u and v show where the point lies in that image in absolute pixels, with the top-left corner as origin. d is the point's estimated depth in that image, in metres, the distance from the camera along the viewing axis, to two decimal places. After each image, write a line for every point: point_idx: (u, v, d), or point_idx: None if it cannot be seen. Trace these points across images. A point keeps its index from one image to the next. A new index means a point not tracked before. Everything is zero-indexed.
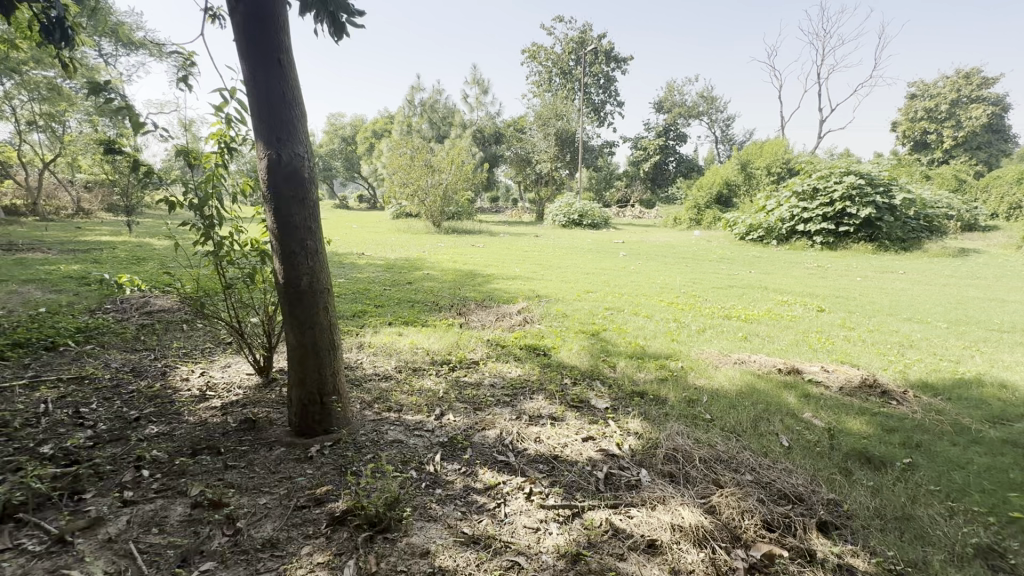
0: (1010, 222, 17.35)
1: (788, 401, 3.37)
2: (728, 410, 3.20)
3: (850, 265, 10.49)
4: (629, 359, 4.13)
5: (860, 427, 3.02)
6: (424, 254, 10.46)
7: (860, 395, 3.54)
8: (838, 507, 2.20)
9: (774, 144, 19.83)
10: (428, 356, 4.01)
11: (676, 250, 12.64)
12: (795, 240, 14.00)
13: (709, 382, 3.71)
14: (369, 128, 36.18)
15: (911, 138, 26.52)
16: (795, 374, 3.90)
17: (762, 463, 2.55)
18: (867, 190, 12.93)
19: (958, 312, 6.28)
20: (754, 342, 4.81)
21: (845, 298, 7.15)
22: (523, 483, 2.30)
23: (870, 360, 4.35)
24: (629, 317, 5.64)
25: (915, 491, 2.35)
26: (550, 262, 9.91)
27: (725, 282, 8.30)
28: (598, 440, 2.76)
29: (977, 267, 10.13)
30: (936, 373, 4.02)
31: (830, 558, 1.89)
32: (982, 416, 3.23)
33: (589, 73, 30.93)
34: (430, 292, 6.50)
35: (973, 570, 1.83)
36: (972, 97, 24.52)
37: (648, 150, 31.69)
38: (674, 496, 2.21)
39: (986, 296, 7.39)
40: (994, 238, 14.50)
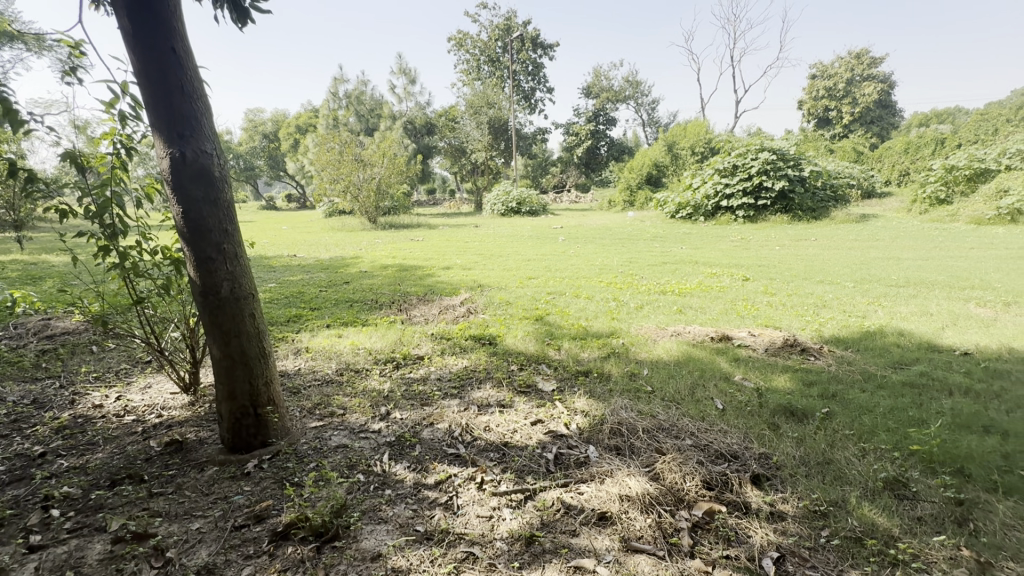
0: (901, 187, 19.27)
1: (721, 366, 3.59)
2: (667, 380, 3.36)
3: (769, 236, 11.25)
4: (573, 341, 4.23)
5: (785, 384, 3.26)
6: (361, 251, 10.09)
7: (783, 354, 3.82)
8: (768, 459, 2.37)
9: (696, 126, 20.83)
10: (370, 356, 3.90)
11: (611, 232, 13.03)
12: (720, 215, 14.82)
13: (648, 356, 3.86)
14: (291, 122, 34.33)
15: (816, 116, 28.70)
16: (725, 340, 4.14)
17: (700, 427, 2.69)
18: (780, 165, 13.90)
19: (863, 272, 6.90)
20: (689, 314, 5.06)
21: (766, 266, 7.66)
22: (475, 473, 2.29)
23: (790, 321, 4.71)
24: (571, 300, 5.76)
25: (833, 437, 2.57)
26: (492, 251, 9.90)
27: (659, 259, 8.66)
28: (546, 423, 2.80)
29: (876, 230, 11.18)
30: (846, 328, 4.42)
31: (763, 508, 2.03)
32: (886, 363, 3.59)
33: (517, 60, 30.94)
34: (369, 290, 6.29)
35: (883, 502, 2.03)
36: (865, 75, 26.74)
37: (580, 136, 32.34)
38: (621, 468, 2.29)
39: (885, 256, 8.17)
40: (888, 203, 16.03)
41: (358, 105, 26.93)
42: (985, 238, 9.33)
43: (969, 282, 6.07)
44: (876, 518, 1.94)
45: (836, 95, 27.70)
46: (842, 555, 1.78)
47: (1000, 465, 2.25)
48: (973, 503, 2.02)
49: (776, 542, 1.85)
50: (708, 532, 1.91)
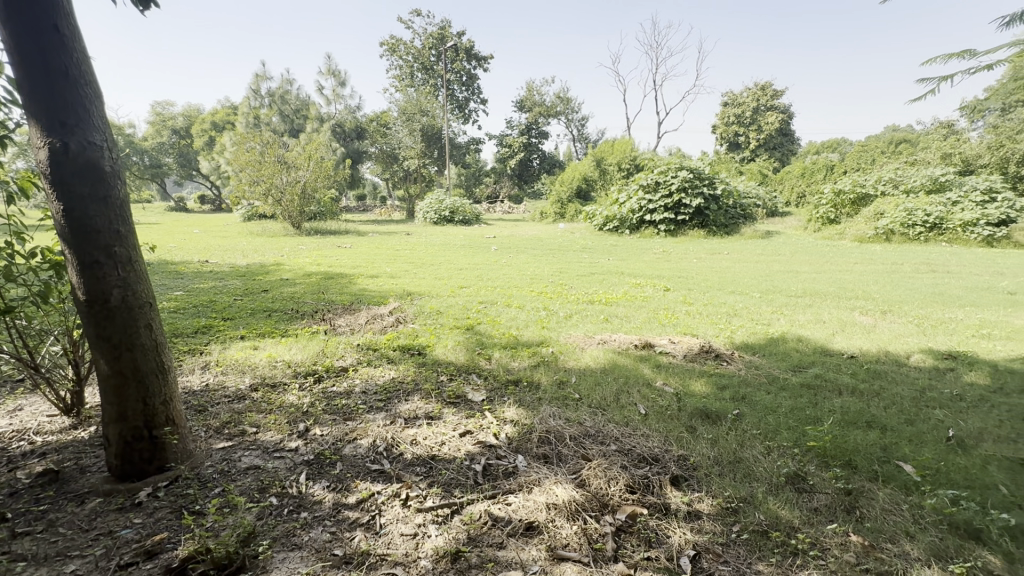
0: (799, 208, 21.39)
1: (644, 372, 3.75)
2: (594, 387, 3.44)
3: (688, 249, 12.01)
4: (503, 350, 4.23)
5: (700, 388, 3.46)
6: (283, 258, 9.52)
7: (700, 360, 4.06)
8: (686, 461, 2.49)
9: (622, 143, 21.87)
10: (289, 369, 3.65)
11: (542, 242, 13.30)
12: (644, 228, 15.61)
13: (577, 364, 3.94)
14: (207, 119, 31.95)
15: (727, 140, 31.22)
16: (648, 348, 4.34)
17: (624, 432, 2.78)
18: (697, 183, 14.94)
19: (767, 284, 7.53)
20: (615, 323, 5.25)
21: (685, 277, 8.15)
22: (399, 489, 2.20)
23: (706, 329, 5.03)
24: (503, 309, 5.78)
25: (743, 437, 2.75)
26: (424, 259, 9.73)
27: (588, 269, 8.95)
28: (475, 433, 2.76)
29: (779, 246, 12.30)
30: (754, 335, 4.80)
31: (681, 508, 2.13)
32: (787, 366, 3.93)
33: (451, 70, 30.98)
34: (290, 299, 5.94)
35: (785, 495, 2.20)
36: (768, 105, 29.33)
37: (513, 148, 32.86)
38: (548, 477, 2.30)
39: (787, 269, 9.00)
40: (788, 222, 17.72)
41: (282, 104, 25.62)
42: (866, 254, 10.56)
43: (854, 293, 6.82)
44: (779, 511, 2.09)
45: (744, 122, 30.32)
46: (750, 548, 1.89)
47: (880, 456, 2.52)
48: (859, 492, 2.24)
49: (692, 540, 1.93)
50: (630, 536, 1.97)
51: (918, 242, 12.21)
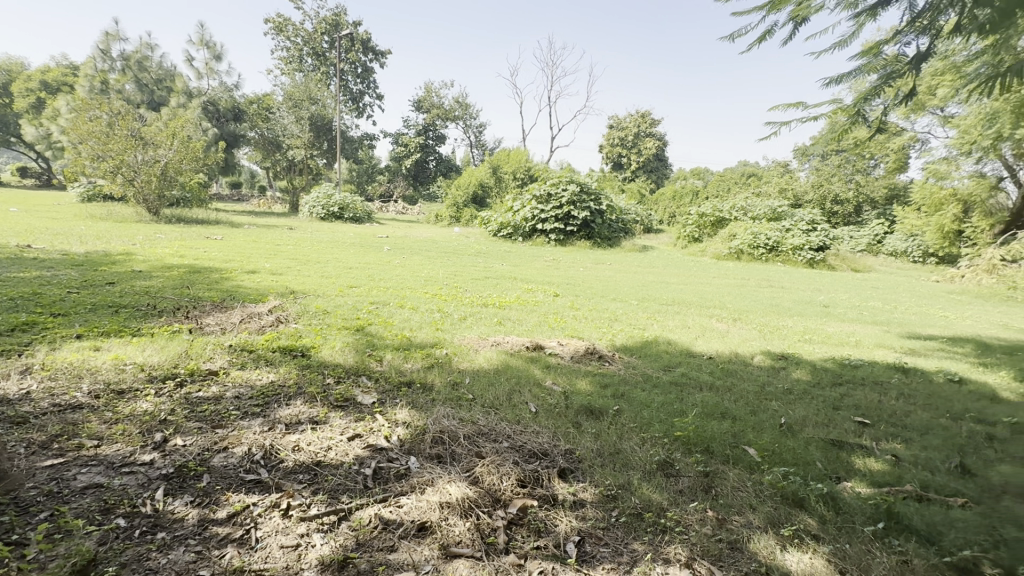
0: (669, 226, 23.85)
1: (534, 372, 3.90)
2: (487, 388, 3.50)
3: (575, 258, 12.74)
4: (395, 351, 4.11)
5: (585, 386, 3.70)
6: (135, 247, 8.24)
7: (585, 361, 4.34)
8: (572, 454, 2.65)
9: (518, 153, 22.58)
10: (142, 373, 3.17)
11: (437, 245, 13.19)
12: (536, 237, 16.24)
13: (471, 365, 3.98)
14: (34, 76, 26.58)
15: (612, 160, 33.78)
16: (538, 350, 4.53)
17: (515, 429, 2.87)
18: (584, 197, 15.95)
19: (644, 292, 8.30)
20: (508, 326, 5.39)
21: (572, 285, 8.64)
22: (279, 499, 2.04)
23: (590, 332, 5.38)
24: (395, 310, 5.62)
25: (622, 430, 3.00)
26: (309, 256, 9.09)
27: (482, 273, 9.07)
28: (365, 437, 2.65)
29: (654, 259, 13.59)
30: (632, 338, 5.25)
31: (567, 498, 2.26)
32: (658, 366, 4.37)
33: (345, 59, 29.47)
34: (145, 294, 5.16)
35: (657, 480, 2.45)
36: (647, 131, 32.36)
37: (409, 147, 32.15)
38: (441, 476, 2.29)
39: (660, 280, 9.98)
40: (661, 238, 19.65)
41: (139, 71, 22.26)
42: (722, 270, 12.14)
43: (713, 303, 7.80)
44: (651, 495, 2.31)
45: (627, 145, 33.06)
46: (627, 530, 2.07)
47: (731, 442, 2.92)
48: (714, 474, 2.56)
49: (577, 527, 2.06)
50: (521, 527, 2.04)
51: (761, 262, 14.33)
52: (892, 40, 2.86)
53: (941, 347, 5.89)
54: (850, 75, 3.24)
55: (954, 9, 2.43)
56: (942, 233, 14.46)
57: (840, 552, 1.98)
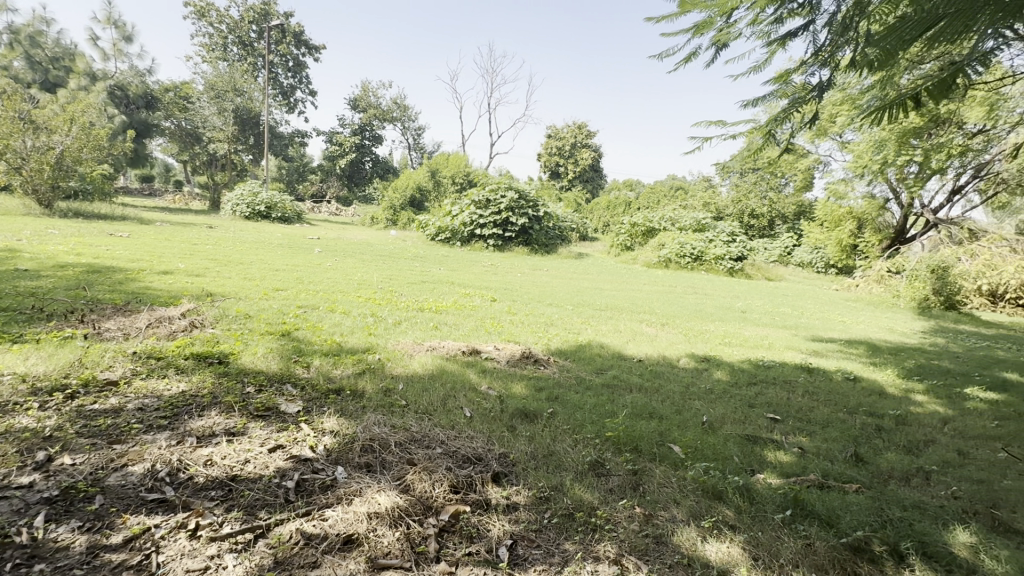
0: (603, 235, 24.72)
1: (470, 377, 3.87)
2: (421, 393, 3.42)
3: (513, 264, 12.85)
4: (323, 357, 3.91)
5: (520, 390, 3.72)
6: (21, 243, 7.29)
7: (520, 365, 4.36)
8: (506, 458, 2.64)
9: (457, 158, 22.51)
10: (23, 384, 2.79)
11: (372, 248, 12.81)
12: (474, 242, 16.21)
13: (404, 371, 3.87)
14: None
15: (549, 169, 34.52)
16: (474, 354, 4.50)
17: (449, 434, 2.83)
18: (522, 204, 16.15)
19: (578, 298, 8.52)
20: (444, 330, 5.32)
21: (509, 290, 8.69)
22: (186, 519, 1.86)
23: (526, 337, 5.43)
24: (325, 314, 5.37)
25: (555, 432, 3.04)
26: (230, 257, 8.49)
27: (418, 277, 8.90)
28: (288, 448, 2.50)
29: (588, 266, 14.01)
30: (566, 342, 5.36)
31: (500, 502, 2.25)
32: (591, 369, 4.49)
33: (275, 51, 28.00)
34: (31, 295, 4.57)
35: (588, 480, 2.50)
36: (584, 142, 33.42)
37: (344, 147, 31.06)
38: (371, 485, 2.20)
39: (594, 285, 10.29)
40: (596, 246, 20.30)
41: (31, 47, 19.85)
42: (651, 277, 12.73)
43: (643, 308, 8.15)
44: (583, 495, 2.35)
45: (564, 155, 33.93)
46: (559, 530, 2.10)
47: (658, 440, 3.04)
48: (642, 471, 2.66)
49: (510, 531, 2.06)
50: (452, 534, 2.00)
51: (687, 270, 15.19)
52: (800, 70, 3.14)
53: (840, 348, 6.52)
54: (765, 98, 3.52)
55: (849, 46, 2.71)
56: (841, 246, 16.09)
57: (753, 539, 2.12)
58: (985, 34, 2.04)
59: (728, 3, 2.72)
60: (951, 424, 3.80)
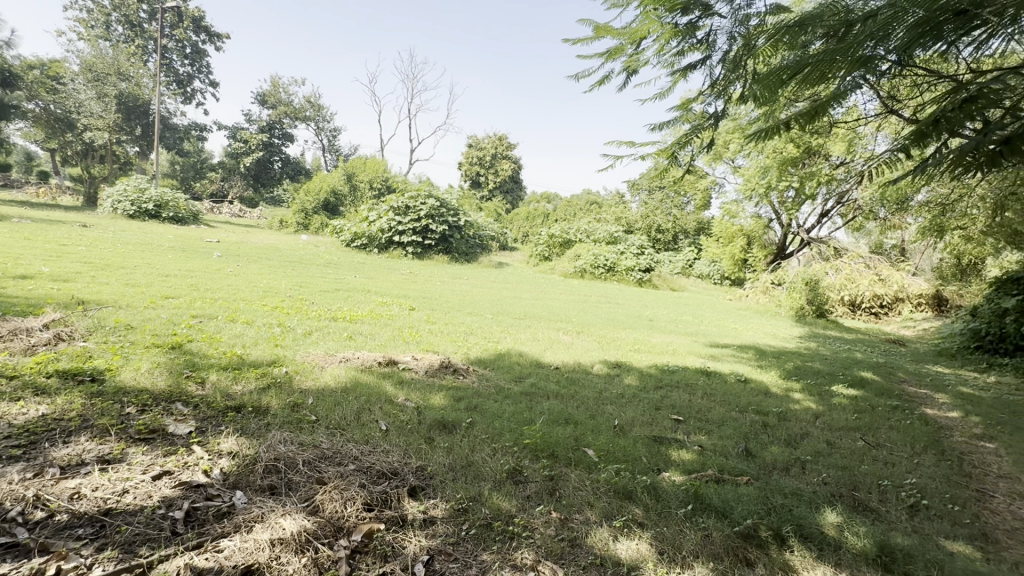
0: (523, 245, 25.21)
1: (386, 389, 3.74)
2: (332, 408, 3.24)
3: (433, 272, 12.67)
4: (221, 372, 3.58)
5: (439, 401, 3.66)
6: None
7: (440, 375, 4.30)
8: (424, 471, 2.58)
9: (376, 163, 21.89)
10: None
11: (281, 253, 12.00)
12: (392, 249, 15.78)
13: (315, 384, 3.65)
14: None
15: (470, 178, 34.63)
16: (391, 365, 4.36)
17: (363, 450, 2.70)
18: (443, 212, 16.03)
19: (498, 306, 8.61)
20: (359, 341, 5.10)
21: (428, 298, 8.56)
22: (44, 564, 1.60)
23: (445, 346, 5.38)
24: (225, 325, 4.93)
25: (474, 442, 3.03)
26: (110, 260, 7.52)
27: (331, 285, 8.48)
28: (177, 474, 2.24)
29: (508, 275, 14.19)
30: (486, 351, 5.38)
31: (417, 517, 2.19)
32: (510, 377, 4.53)
33: (170, 35, 25.43)
34: None
35: (506, 488, 2.51)
36: (504, 154, 33.98)
37: (249, 144, 28.91)
38: (275, 509, 2.04)
39: (514, 295, 10.44)
40: (515, 256, 20.65)
41: None
42: (568, 287, 13.19)
43: (560, 317, 8.42)
44: (501, 504, 2.36)
45: (484, 165, 34.22)
46: (477, 541, 2.08)
47: (573, 445, 3.14)
48: (558, 476, 2.73)
49: (426, 546, 2.01)
50: (365, 555, 1.91)
51: (601, 280, 15.94)
52: (699, 101, 3.45)
53: (733, 353, 7.19)
54: (669, 123, 3.81)
55: (739, 81, 3.02)
56: (733, 260, 17.80)
57: (660, 535, 2.25)
58: (845, 79, 2.36)
59: (638, 33, 2.91)
60: (822, 418, 4.33)
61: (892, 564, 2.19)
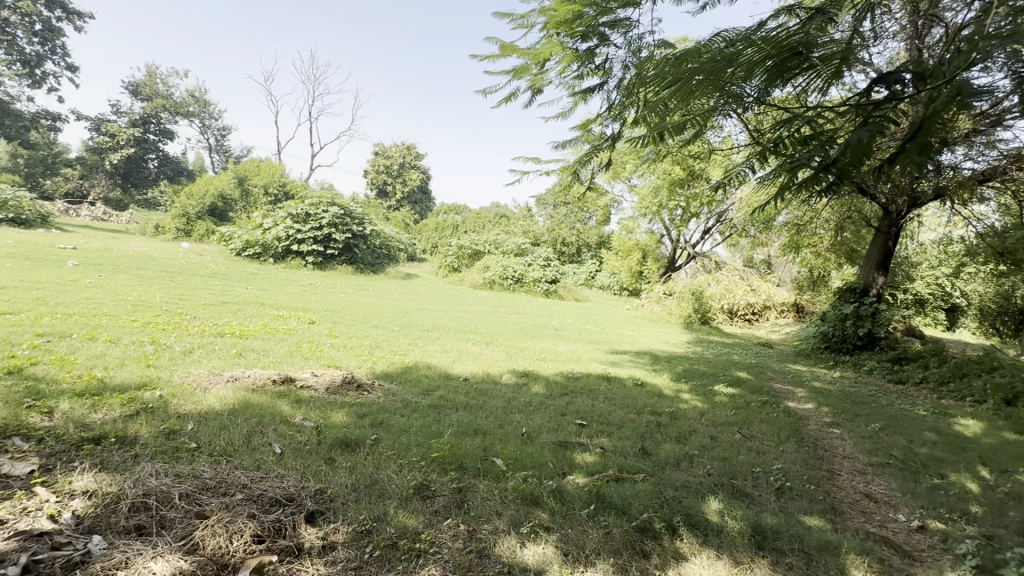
0: (431, 255, 24.90)
1: (281, 409, 3.45)
2: (217, 432, 2.94)
3: (335, 283, 12.04)
4: (76, 399, 3.08)
5: (341, 418, 3.47)
6: None
7: (342, 392, 4.07)
8: (322, 495, 2.42)
9: (271, 166, 20.42)
10: None
11: (155, 261, 10.67)
12: (290, 258, 14.74)
13: (196, 408, 3.28)
14: None
15: (376, 187, 33.57)
16: (287, 383, 4.05)
17: (253, 477, 2.48)
18: (347, 221, 15.36)
19: (406, 318, 8.40)
20: (250, 358, 4.69)
21: (330, 311, 8.12)
22: None
23: (349, 361, 5.12)
24: (82, 344, 4.26)
25: (378, 459, 2.91)
26: None
27: (217, 297, 7.71)
28: (12, 523, 1.88)
29: (416, 286, 13.91)
30: (393, 364, 5.21)
31: (314, 544, 2.05)
32: (417, 391, 4.43)
33: (13, 6, 21.70)
34: None
35: (413, 505, 2.44)
36: (412, 163, 33.49)
37: (118, 139, 25.72)
38: (142, 553, 1.79)
39: (422, 306, 10.25)
40: (424, 267, 20.32)
41: None
42: (478, 298, 13.25)
43: (469, 328, 8.43)
44: (407, 521, 2.29)
45: (392, 174, 33.41)
46: (381, 563, 2.00)
47: (482, 455, 3.14)
48: (466, 488, 2.71)
49: None
50: None
51: (509, 291, 16.22)
52: (598, 123, 3.68)
53: (631, 358, 7.69)
54: (571, 142, 4.02)
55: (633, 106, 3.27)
56: (631, 272, 19.10)
57: (564, 536, 2.33)
58: (719, 112, 2.65)
59: (541, 55, 3.05)
60: (706, 415, 4.79)
61: (763, 541, 2.47)
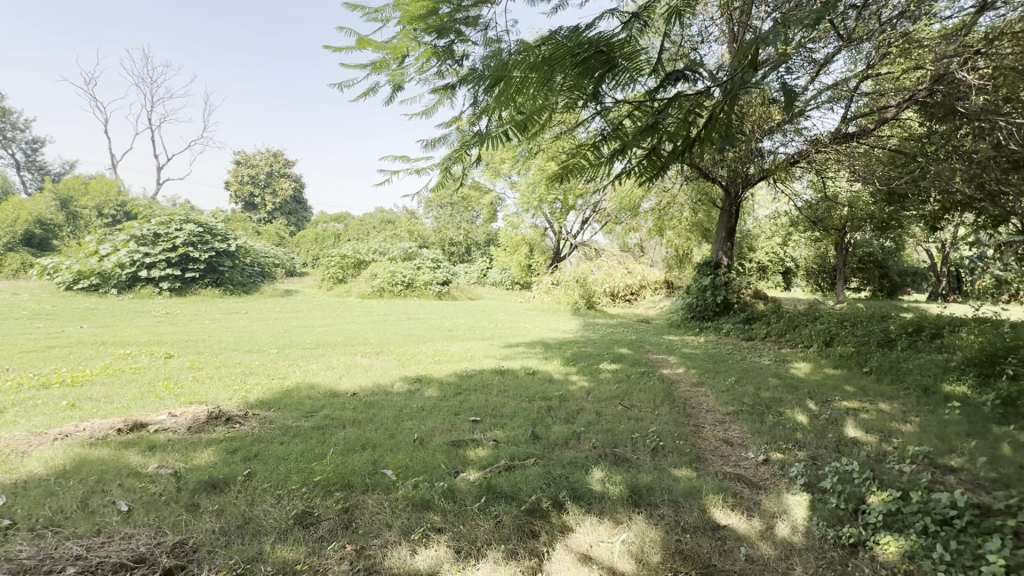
0: (313, 269, 23.31)
1: (129, 460, 3.00)
2: (41, 502, 2.47)
3: (199, 310, 10.77)
4: None
5: (206, 458, 3.12)
6: None
7: (208, 429, 3.65)
8: (182, 547, 2.16)
9: (102, 183, 17.56)
10: None
11: None
12: (139, 287, 12.84)
13: (9, 478, 2.72)
14: None
15: (242, 200, 30.53)
16: (137, 430, 3.53)
17: (92, 544, 2.13)
18: (206, 238, 13.79)
19: (285, 339, 7.79)
20: (86, 407, 4.00)
21: (193, 341, 7.25)
22: None
23: (215, 394, 4.61)
24: None
25: (252, 495, 2.66)
26: None
27: (40, 342, 6.47)
28: None
29: (297, 303, 12.96)
30: (269, 390, 4.80)
31: None
32: (298, 414, 4.14)
33: None
34: None
35: (293, 536, 2.28)
36: (281, 172, 30.99)
37: None
38: None
39: (303, 324, 9.57)
40: (305, 281, 18.96)
41: None
42: (367, 308, 12.71)
43: (357, 340, 8.05)
44: (287, 554, 2.14)
45: (258, 183, 30.60)
46: None
47: (370, 470, 3.02)
48: (353, 506, 2.60)
49: None
50: None
51: (401, 297, 15.80)
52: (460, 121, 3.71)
53: (523, 350, 7.92)
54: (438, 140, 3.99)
55: None
56: (521, 266, 19.66)
57: (457, 535, 2.33)
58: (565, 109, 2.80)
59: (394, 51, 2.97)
60: (592, 393, 5.10)
61: (639, 500, 2.71)
